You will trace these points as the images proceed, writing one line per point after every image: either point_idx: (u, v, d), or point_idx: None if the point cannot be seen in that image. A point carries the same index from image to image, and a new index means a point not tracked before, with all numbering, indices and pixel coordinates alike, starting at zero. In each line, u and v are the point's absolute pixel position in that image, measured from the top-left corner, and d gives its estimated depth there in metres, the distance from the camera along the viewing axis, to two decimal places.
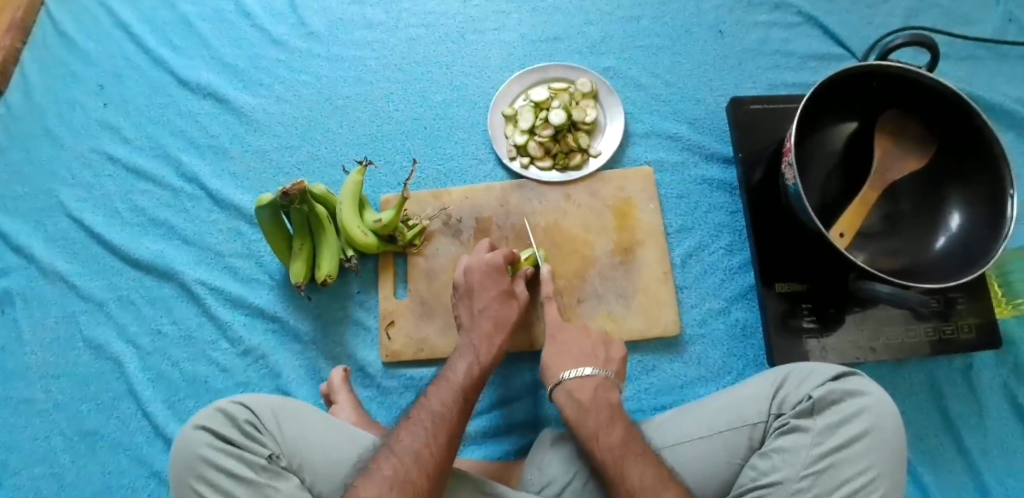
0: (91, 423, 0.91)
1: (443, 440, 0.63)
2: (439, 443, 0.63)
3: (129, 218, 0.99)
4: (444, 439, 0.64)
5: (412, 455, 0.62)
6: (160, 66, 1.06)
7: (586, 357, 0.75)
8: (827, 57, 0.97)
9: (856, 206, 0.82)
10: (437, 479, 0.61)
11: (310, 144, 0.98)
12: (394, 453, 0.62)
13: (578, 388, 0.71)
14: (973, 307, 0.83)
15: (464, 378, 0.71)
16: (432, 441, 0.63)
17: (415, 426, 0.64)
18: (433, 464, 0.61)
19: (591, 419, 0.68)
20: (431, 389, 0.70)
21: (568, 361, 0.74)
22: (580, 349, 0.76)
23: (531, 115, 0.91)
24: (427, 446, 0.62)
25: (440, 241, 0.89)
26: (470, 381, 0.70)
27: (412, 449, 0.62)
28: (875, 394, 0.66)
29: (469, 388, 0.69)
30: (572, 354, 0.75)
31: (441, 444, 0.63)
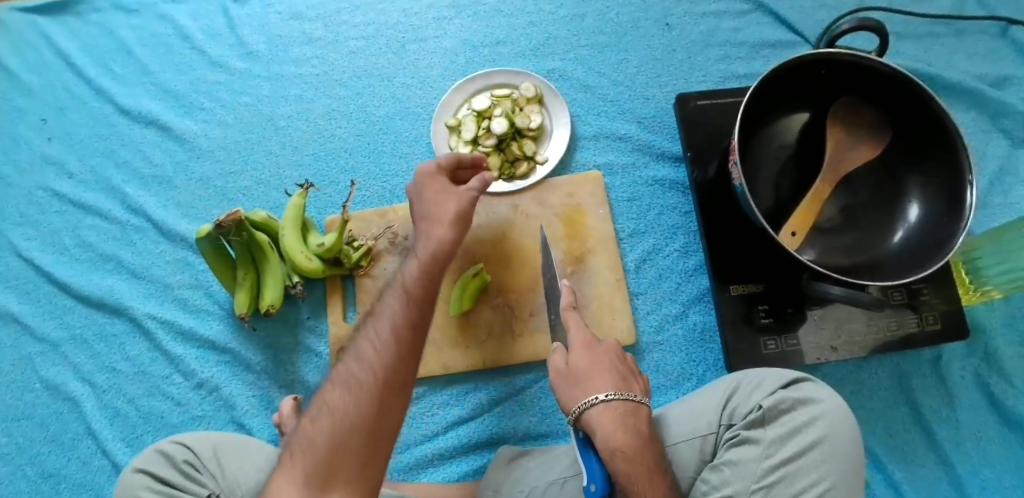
0: (52, 465, 0.90)
1: (399, 345, 0.57)
2: (388, 362, 0.56)
3: (78, 254, 0.98)
4: (392, 356, 0.57)
5: (364, 367, 0.56)
6: (101, 96, 1.04)
7: (624, 381, 0.67)
8: (779, 45, 0.94)
9: (809, 203, 0.80)
10: (397, 380, 0.56)
11: (254, 167, 0.96)
12: (342, 380, 0.57)
13: (626, 421, 0.62)
14: (938, 296, 0.81)
15: (414, 283, 0.62)
16: (380, 356, 0.56)
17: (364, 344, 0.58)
18: (382, 382, 0.55)
19: (637, 462, 0.59)
20: (385, 293, 0.62)
21: (604, 380, 0.66)
22: (610, 364, 0.68)
23: (473, 124, 0.88)
24: (375, 365, 0.56)
25: (388, 260, 0.87)
26: (423, 285, 0.62)
27: (358, 370, 0.56)
28: (828, 400, 0.64)
29: (422, 295, 0.61)
30: (609, 371, 0.67)
31: (392, 358, 0.56)
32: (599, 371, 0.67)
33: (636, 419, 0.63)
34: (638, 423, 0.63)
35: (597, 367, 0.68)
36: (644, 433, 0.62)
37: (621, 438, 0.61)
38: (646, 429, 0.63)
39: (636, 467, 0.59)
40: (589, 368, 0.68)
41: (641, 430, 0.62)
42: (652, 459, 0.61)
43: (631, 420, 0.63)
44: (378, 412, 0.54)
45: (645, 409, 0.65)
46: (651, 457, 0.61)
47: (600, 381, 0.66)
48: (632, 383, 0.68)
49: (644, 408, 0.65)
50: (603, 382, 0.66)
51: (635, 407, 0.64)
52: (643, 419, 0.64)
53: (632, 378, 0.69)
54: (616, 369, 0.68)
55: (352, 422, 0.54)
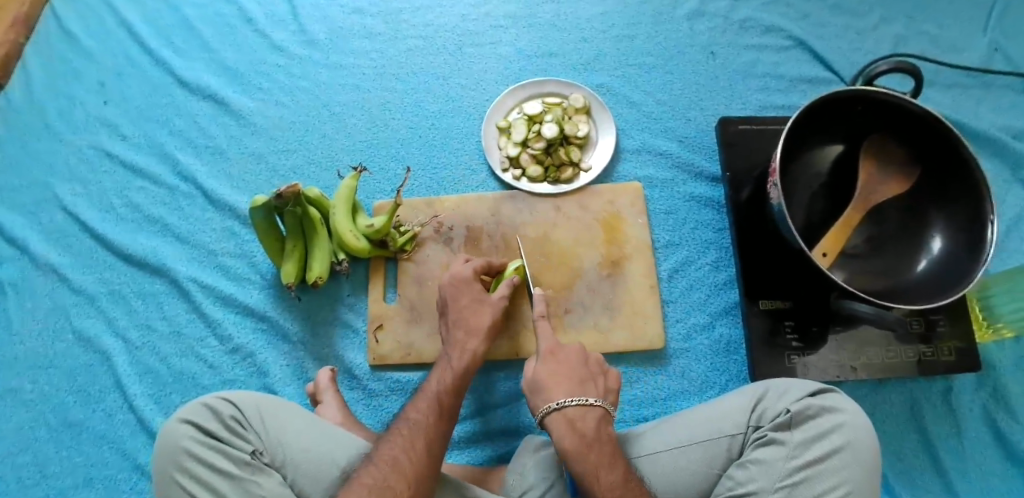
0: (77, 415, 0.89)
1: (443, 409, 0.69)
2: (435, 429, 0.67)
3: (124, 214, 0.98)
4: (437, 415, 0.69)
5: (416, 423, 0.67)
6: (162, 67, 1.06)
7: (581, 385, 0.72)
8: (816, 81, 1.00)
9: (839, 227, 0.85)
10: (437, 438, 0.67)
11: (307, 148, 1.00)
12: (394, 436, 0.66)
13: (574, 423, 0.68)
14: (954, 331, 0.85)
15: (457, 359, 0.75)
16: (430, 422, 0.68)
17: (416, 407, 0.70)
18: (430, 447, 0.66)
19: (589, 461, 0.65)
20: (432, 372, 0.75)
21: (562, 386, 0.71)
22: (570, 371, 0.73)
23: (524, 127, 0.93)
24: (425, 429, 0.67)
25: (431, 247, 0.90)
26: (465, 361, 0.74)
27: (411, 430, 0.67)
28: (853, 410, 0.67)
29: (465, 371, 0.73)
30: (569, 378, 0.72)
31: (438, 427, 0.68)
32: (557, 378, 0.72)
33: (584, 422, 0.68)
34: (588, 425, 0.68)
35: (557, 374, 0.72)
36: (593, 436, 0.67)
37: (568, 441, 0.67)
38: (598, 429, 0.68)
39: (589, 466, 0.64)
40: (548, 376, 0.72)
41: (589, 431, 0.67)
42: (605, 458, 0.65)
43: (578, 423, 0.68)
44: (424, 472, 0.64)
45: (599, 411, 0.69)
46: (606, 455, 0.65)
47: (557, 386, 0.71)
48: (592, 387, 0.72)
49: (599, 411, 0.70)
50: (561, 387, 0.71)
51: (586, 409, 0.69)
52: (592, 420, 0.68)
53: (595, 383, 0.73)
54: (576, 376, 0.72)
55: (402, 475, 0.62)
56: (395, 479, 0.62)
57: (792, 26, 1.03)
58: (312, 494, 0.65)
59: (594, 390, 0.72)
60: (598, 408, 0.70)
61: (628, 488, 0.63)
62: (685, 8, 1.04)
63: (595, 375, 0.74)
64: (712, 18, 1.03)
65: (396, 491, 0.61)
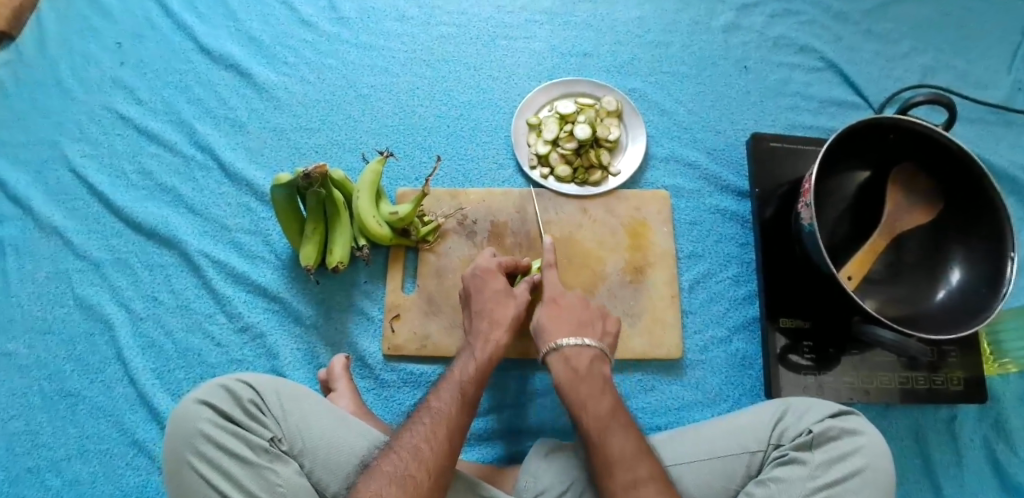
0: (73, 385, 0.86)
1: (467, 402, 0.67)
2: (458, 419, 0.65)
3: (136, 181, 0.97)
4: (460, 407, 0.67)
5: (440, 414, 0.65)
6: (184, 33, 1.04)
7: (579, 328, 0.73)
8: (845, 104, 1.00)
9: (866, 252, 0.85)
10: (458, 430, 0.65)
11: (331, 128, 0.98)
12: (416, 425, 0.64)
13: (569, 359, 0.70)
14: (964, 362, 0.86)
15: (485, 349, 0.73)
16: (453, 412, 0.66)
17: (438, 395, 0.68)
18: (452, 438, 0.64)
19: (580, 395, 0.67)
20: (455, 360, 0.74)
21: (561, 327, 0.73)
22: (569, 315, 0.75)
23: (556, 126, 0.92)
24: (448, 418, 0.65)
25: (453, 239, 0.89)
26: (490, 354, 0.72)
27: (434, 418, 0.65)
28: (872, 434, 0.68)
29: (490, 364, 0.72)
30: (569, 321, 0.74)
31: (461, 418, 0.66)
32: (558, 318, 0.74)
33: (579, 359, 0.70)
34: (583, 362, 0.70)
35: (558, 318, 0.74)
36: (586, 371, 0.69)
37: (560, 374, 0.69)
38: (592, 365, 0.70)
39: (581, 399, 0.66)
40: (549, 319, 0.74)
41: (583, 367, 0.69)
42: (596, 391, 0.67)
43: (574, 359, 0.70)
44: (445, 464, 0.62)
45: (595, 351, 0.71)
46: (596, 387, 0.67)
47: (557, 326, 0.73)
48: (590, 330, 0.74)
49: (596, 352, 0.71)
50: (559, 328, 0.73)
51: (582, 348, 0.71)
52: (588, 358, 0.70)
53: (594, 328, 0.75)
54: (575, 318, 0.74)
55: (423, 465, 0.61)
56: (416, 469, 0.60)
57: (825, 47, 1.03)
58: (328, 485, 0.64)
59: (592, 333, 0.74)
60: (594, 348, 0.71)
61: (615, 419, 0.64)
62: (720, 20, 1.04)
63: (593, 318, 0.76)
64: (747, 33, 1.03)
65: (416, 481, 0.60)
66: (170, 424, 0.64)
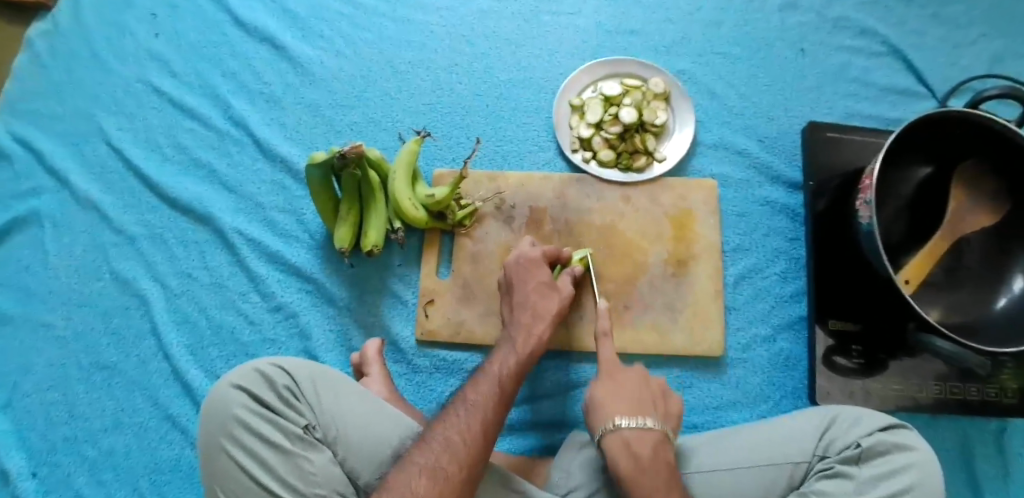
0: (109, 358, 0.88)
1: (501, 396, 0.65)
2: (494, 413, 0.64)
3: (170, 154, 0.96)
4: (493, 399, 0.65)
5: (476, 406, 0.64)
6: (220, 5, 1.02)
7: (641, 406, 0.67)
8: (908, 93, 0.94)
9: (924, 255, 0.82)
10: (493, 424, 0.63)
11: (367, 104, 0.95)
12: (450, 415, 0.63)
13: (631, 447, 0.63)
14: (1020, 372, 0.80)
15: (525, 341, 0.71)
16: (490, 405, 0.64)
17: (475, 387, 0.66)
18: (487, 429, 0.62)
19: (644, 488, 0.60)
20: (495, 352, 0.72)
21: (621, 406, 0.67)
22: (629, 392, 0.68)
23: (600, 108, 0.88)
24: (483, 411, 0.63)
25: (490, 224, 0.86)
26: (532, 350, 0.71)
27: (468, 410, 0.63)
28: (925, 450, 0.65)
29: (530, 360, 0.70)
30: (625, 400, 0.67)
31: (497, 413, 0.64)
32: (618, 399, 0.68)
33: (641, 445, 0.63)
34: None
35: (618, 393, 0.68)
36: (650, 460, 0.62)
37: (624, 465, 0.62)
38: (656, 455, 0.62)
39: (644, 492, 0.60)
40: (603, 395, 0.69)
41: (646, 457, 0.62)
42: (660, 485, 0.60)
43: (635, 446, 0.63)
44: (477, 456, 0.60)
45: (657, 435, 0.64)
46: (662, 480, 0.60)
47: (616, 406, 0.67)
48: (651, 410, 0.67)
49: (658, 434, 0.64)
50: (619, 409, 0.66)
51: None
52: (650, 444, 0.63)
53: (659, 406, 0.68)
54: (636, 396, 0.68)
55: (456, 456, 0.59)
56: (448, 461, 0.59)
57: (889, 31, 0.97)
58: (362, 474, 0.63)
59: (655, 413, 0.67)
60: (657, 431, 0.65)
61: None
62: None
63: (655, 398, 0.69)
64: (806, 13, 0.97)
65: (446, 473, 0.58)
66: (205, 408, 0.64)
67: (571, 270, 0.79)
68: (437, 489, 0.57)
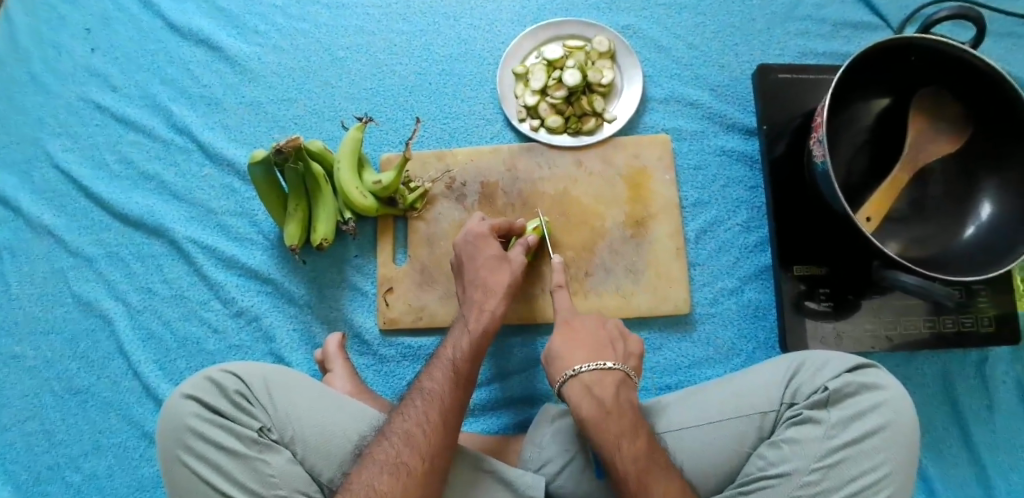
0: (81, 382, 0.87)
1: (459, 381, 0.64)
2: (452, 399, 0.63)
3: (118, 171, 0.94)
4: (449, 387, 0.64)
5: (434, 396, 0.63)
6: (151, 10, 0.98)
7: (599, 350, 0.66)
8: (862, 25, 0.91)
9: (884, 192, 0.78)
10: (452, 412, 0.62)
11: (309, 96, 0.93)
12: (408, 407, 0.62)
13: (591, 389, 0.62)
14: (994, 300, 0.80)
15: (478, 321, 0.70)
16: (446, 391, 0.63)
17: (431, 375, 0.65)
18: (447, 418, 0.61)
19: (609, 430, 0.60)
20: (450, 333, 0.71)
21: (577, 352, 0.65)
22: (586, 336, 0.67)
23: (543, 73, 0.85)
24: (440, 398, 0.62)
25: (443, 205, 0.85)
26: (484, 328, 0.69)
27: (426, 400, 0.62)
28: (893, 388, 0.64)
29: (484, 338, 0.68)
30: (584, 344, 0.66)
31: (456, 398, 0.63)
32: (576, 345, 0.66)
33: (602, 388, 0.63)
34: (633, 460, 0.59)
35: (573, 343, 0.67)
36: (613, 403, 0.62)
37: (587, 409, 0.61)
38: (618, 396, 0.62)
39: (607, 435, 0.60)
40: (562, 345, 0.67)
41: (608, 397, 0.62)
42: (625, 427, 0.60)
43: (596, 389, 0.62)
44: (440, 447, 0.59)
45: (617, 374, 0.64)
46: (627, 424, 0.61)
47: (575, 352, 0.66)
48: (611, 353, 0.66)
49: (619, 375, 0.64)
50: (576, 354, 0.65)
51: (634, 448, 0.59)
52: (611, 385, 0.63)
53: (615, 348, 0.67)
54: (594, 339, 0.67)
55: (418, 447, 0.59)
56: (409, 455, 0.58)
57: None
58: (323, 471, 0.63)
59: (613, 355, 0.66)
60: (617, 372, 0.64)
61: (653, 459, 0.59)
62: None
63: (613, 338, 0.68)
64: None
65: (409, 467, 0.58)
66: (160, 420, 0.63)
67: (523, 242, 0.77)
68: (401, 483, 0.57)
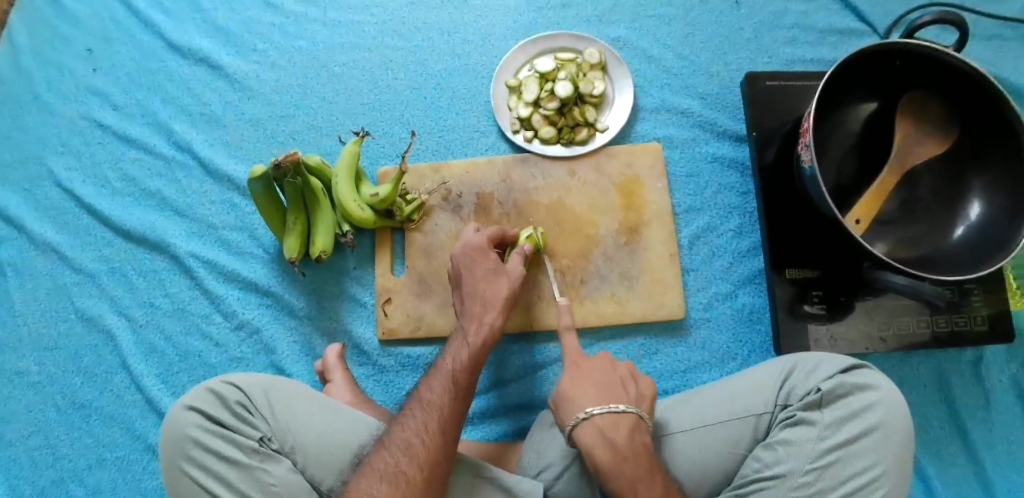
0: (85, 397, 0.88)
1: (459, 392, 0.65)
2: (452, 410, 0.63)
3: (121, 188, 0.96)
4: (449, 401, 0.64)
5: (434, 406, 0.63)
6: (152, 31, 1.00)
7: (611, 392, 0.64)
8: (848, 32, 0.92)
9: (873, 194, 0.81)
10: (452, 422, 0.63)
11: (307, 112, 0.95)
12: (408, 418, 0.63)
13: (603, 432, 0.61)
14: (988, 299, 0.80)
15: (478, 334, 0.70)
16: (446, 402, 0.64)
17: (431, 386, 0.66)
18: (446, 428, 0.62)
19: (626, 478, 0.59)
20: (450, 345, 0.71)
21: (589, 393, 0.64)
22: (595, 377, 0.66)
23: (536, 86, 0.86)
24: (440, 409, 0.63)
25: (439, 216, 0.86)
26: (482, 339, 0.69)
27: (426, 411, 0.63)
28: (887, 388, 0.64)
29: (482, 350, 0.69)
30: (594, 384, 0.65)
31: (455, 409, 0.64)
32: (586, 387, 0.65)
33: (615, 431, 0.61)
34: None
35: (583, 385, 0.65)
36: (628, 446, 0.60)
37: (602, 456, 0.60)
38: (632, 437, 0.61)
39: (623, 482, 0.59)
40: (572, 388, 0.65)
41: (623, 442, 0.60)
42: (641, 474, 0.59)
43: (609, 432, 0.61)
44: (439, 457, 0.60)
45: (631, 417, 0.62)
46: (642, 470, 0.59)
47: (585, 394, 0.64)
48: (623, 394, 0.64)
49: (632, 418, 0.62)
50: (587, 394, 0.64)
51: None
52: (626, 429, 0.61)
53: (624, 386, 0.65)
54: (603, 381, 0.65)
55: (418, 456, 0.60)
56: (408, 465, 0.59)
57: None
58: (323, 480, 0.63)
59: (625, 396, 0.64)
60: (629, 415, 0.62)
61: None
62: None
63: (624, 380, 0.66)
64: None
65: (408, 477, 0.58)
66: (163, 431, 0.64)
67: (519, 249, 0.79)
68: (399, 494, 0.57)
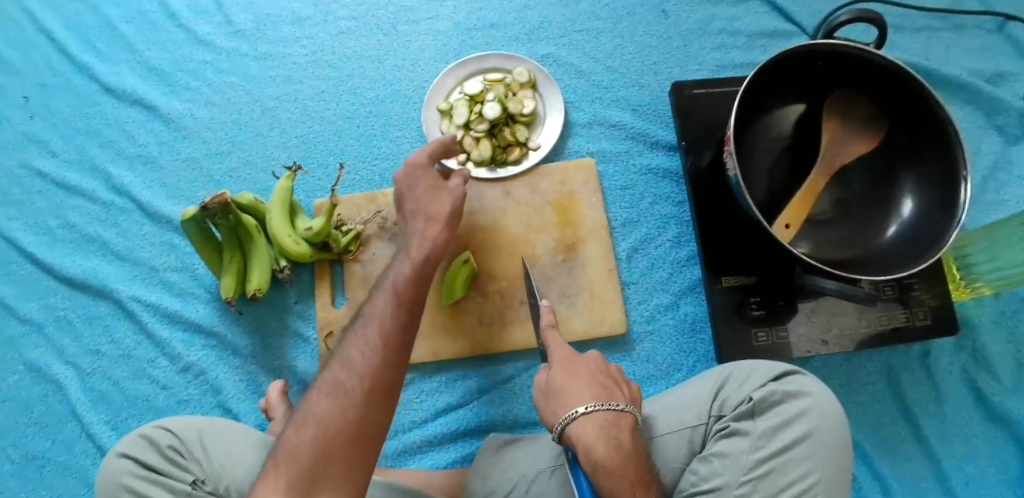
0: (37, 448, 0.87)
1: (392, 339, 0.58)
2: (385, 357, 0.57)
3: (61, 235, 0.95)
4: (384, 350, 0.58)
5: (363, 355, 0.57)
6: (85, 74, 0.99)
7: (608, 391, 0.61)
8: (776, 34, 0.93)
9: (803, 195, 0.79)
10: (383, 371, 0.57)
11: (242, 149, 0.94)
12: (337, 367, 0.58)
13: (607, 429, 0.57)
14: (932, 291, 0.80)
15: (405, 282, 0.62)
16: (377, 350, 0.57)
17: (364, 331, 0.59)
18: (377, 379, 0.56)
19: (622, 477, 0.55)
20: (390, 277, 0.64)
21: (583, 391, 0.61)
22: (588, 373, 0.63)
23: (466, 109, 0.85)
24: (372, 358, 0.57)
25: (377, 245, 0.86)
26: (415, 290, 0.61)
27: (357, 357, 0.57)
28: (818, 395, 0.64)
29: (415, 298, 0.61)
30: (585, 383, 0.62)
31: (388, 358, 0.57)
32: (581, 383, 0.61)
33: (617, 430, 0.58)
34: None
35: (575, 379, 0.62)
36: (630, 445, 0.58)
37: (604, 453, 0.55)
38: (631, 437, 0.58)
39: (619, 482, 0.55)
40: (565, 382, 0.62)
41: (626, 442, 0.57)
42: (632, 477, 0.56)
43: (615, 431, 0.57)
44: (367, 407, 0.55)
45: (627, 418, 0.59)
46: (636, 475, 0.56)
47: (578, 393, 0.60)
48: (619, 393, 0.62)
49: (630, 419, 0.60)
50: (581, 392, 0.60)
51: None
52: (627, 428, 0.59)
53: (616, 386, 0.63)
54: (596, 379, 0.62)
55: (330, 438, 0.54)
56: (335, 417, 0.55)
57: None
58: None
59: (620, 396, 0.62)
60: (627, 415, 0.60)
61: None
62: None
63: (615, 382, 0.63)
64: None
65: (332, 430, 0.54)
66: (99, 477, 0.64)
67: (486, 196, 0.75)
68: (323, 447, 0.53)
